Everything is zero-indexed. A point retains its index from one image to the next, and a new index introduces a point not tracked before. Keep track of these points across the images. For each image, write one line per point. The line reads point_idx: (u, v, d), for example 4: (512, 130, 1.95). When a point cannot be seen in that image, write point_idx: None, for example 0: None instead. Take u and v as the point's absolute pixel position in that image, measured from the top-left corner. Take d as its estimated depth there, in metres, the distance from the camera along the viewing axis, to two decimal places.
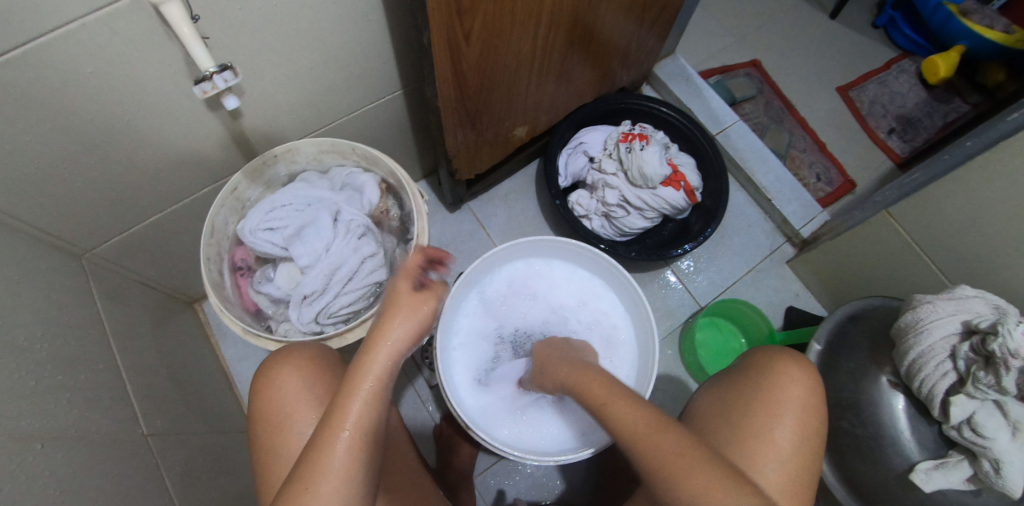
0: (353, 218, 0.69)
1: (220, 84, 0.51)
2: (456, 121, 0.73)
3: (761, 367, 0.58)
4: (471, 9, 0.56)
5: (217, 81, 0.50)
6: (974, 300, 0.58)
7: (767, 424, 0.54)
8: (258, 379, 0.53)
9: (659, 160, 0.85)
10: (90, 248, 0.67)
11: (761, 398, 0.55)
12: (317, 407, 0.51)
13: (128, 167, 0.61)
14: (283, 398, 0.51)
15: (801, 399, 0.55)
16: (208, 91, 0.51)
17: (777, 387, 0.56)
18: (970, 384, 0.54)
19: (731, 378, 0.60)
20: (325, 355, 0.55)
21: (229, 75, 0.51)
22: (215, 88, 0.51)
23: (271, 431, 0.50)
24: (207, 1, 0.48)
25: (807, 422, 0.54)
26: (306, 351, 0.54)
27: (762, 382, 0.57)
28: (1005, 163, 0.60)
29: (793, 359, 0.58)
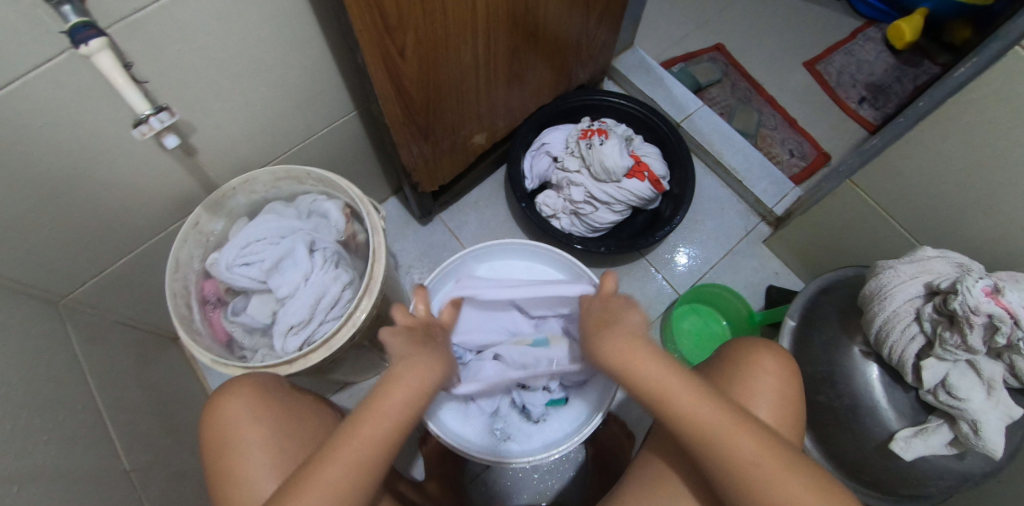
0: (327, 246, 0.66)
1: (158, 125, 0.51)
2: (408, 136, 0.74)
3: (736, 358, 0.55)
4: (401, 26, 0.57)
5: (154, 123, 0.50)
6: (936, 260, 0.56)
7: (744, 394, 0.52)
8: (210, 407, 0.54)
9: (620, 152, 0.86)
10: (66, 293, 0.69)
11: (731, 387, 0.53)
12: (262, 424, 0.52)
13: (92, 214, 0.62)
14: (226, 422, 0.52)
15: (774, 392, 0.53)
16: (145, 132, 0.51)
17: (749, 377, 0.53)
18: (938, 346, 0.53)
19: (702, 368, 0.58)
20: (273, 385, 0.56)
21: (165, 115, 0.51)
22: (152, 130, 0.51)
23: (217, 456, 0.52)
24: (142, 44, 0.50)
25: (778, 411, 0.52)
26: (255, 380, 0.55)
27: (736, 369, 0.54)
28: (955, 119, 0.59)
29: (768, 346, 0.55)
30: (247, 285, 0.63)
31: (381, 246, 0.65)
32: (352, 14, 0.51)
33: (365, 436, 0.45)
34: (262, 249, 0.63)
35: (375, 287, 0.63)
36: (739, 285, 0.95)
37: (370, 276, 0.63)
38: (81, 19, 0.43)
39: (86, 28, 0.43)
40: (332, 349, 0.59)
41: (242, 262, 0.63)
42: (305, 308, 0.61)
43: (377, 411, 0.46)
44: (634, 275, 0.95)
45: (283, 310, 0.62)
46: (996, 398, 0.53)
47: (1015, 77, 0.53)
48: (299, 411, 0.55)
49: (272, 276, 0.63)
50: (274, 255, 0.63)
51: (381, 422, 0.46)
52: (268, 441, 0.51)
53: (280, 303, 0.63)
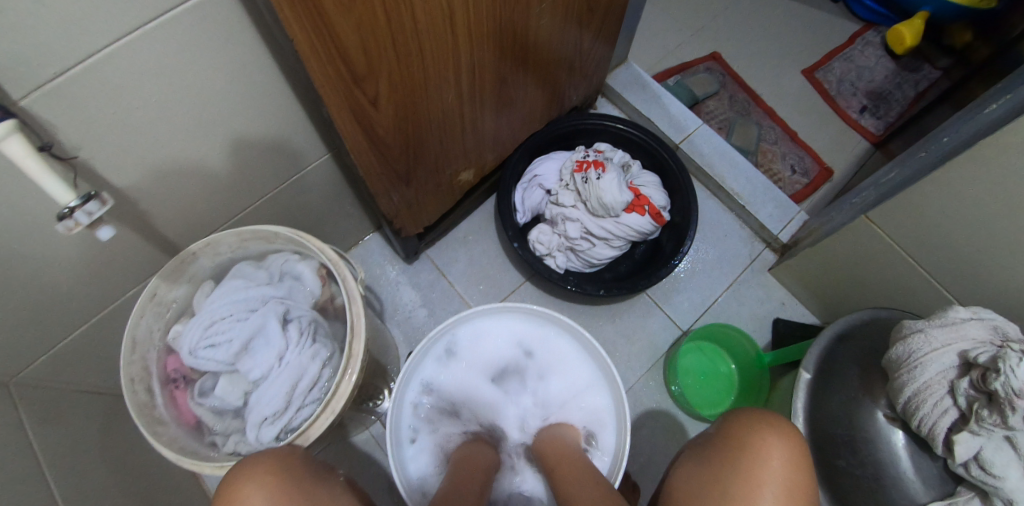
0: (303, 316, 0.59)
1: (85, 219, 0.42)
2: (388, 183, 0.68)
3: (736, 442, 0.51)
4: (373, 75, 0.50)
5: (79, 217, 0.42)
6: (969, 324, 0.52)
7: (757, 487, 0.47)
8: (222, 496, 0.46)
9: (618, 187, 0.80)
10: (15, 373, 0.61)
11: (738, 476, 0.48)
12: None
13: (33, 294, 0.55)
14: None
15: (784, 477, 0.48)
16: (72, 227, 0.42)
17: (755, 462, 0.49)
18: (973, 422, 0.49)
19: (703, 447, 0.54)
20: (295, 470, 0.48)
21: (94, 204, 0.43)
22: (79, 224, 0.42)
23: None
24: (68, 112, 0.42)
25: (792, 503, 0.47)
26: (262, 463, 0.48)
27: (739, 456, 0.50)
28: (986, 162, 0.55)
29: (773, 425, 0.51)
30: (214, 368, 0.56)
31: (361, 315, 0.58)
32: (311, 66, 0.44)
33: None
34: (229, 327, 0.56)
35: (357, 363, 0.57)
36: (745, 318, 0.90)
37: (351, 351, 0.57)
38: None
39: None
40: (309, 439, 0.54)
41: (207, 344, 0.56)
42: (280, 394, 0.55)
43: None
44: (635, 311, 0.90)
45: (256, 396, 0.56)
46: None
47: None
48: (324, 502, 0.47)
49: (242, 358, 0.56)
50: (243, 334, 0.56)
51: None
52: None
53: (253, 386, 0.57)
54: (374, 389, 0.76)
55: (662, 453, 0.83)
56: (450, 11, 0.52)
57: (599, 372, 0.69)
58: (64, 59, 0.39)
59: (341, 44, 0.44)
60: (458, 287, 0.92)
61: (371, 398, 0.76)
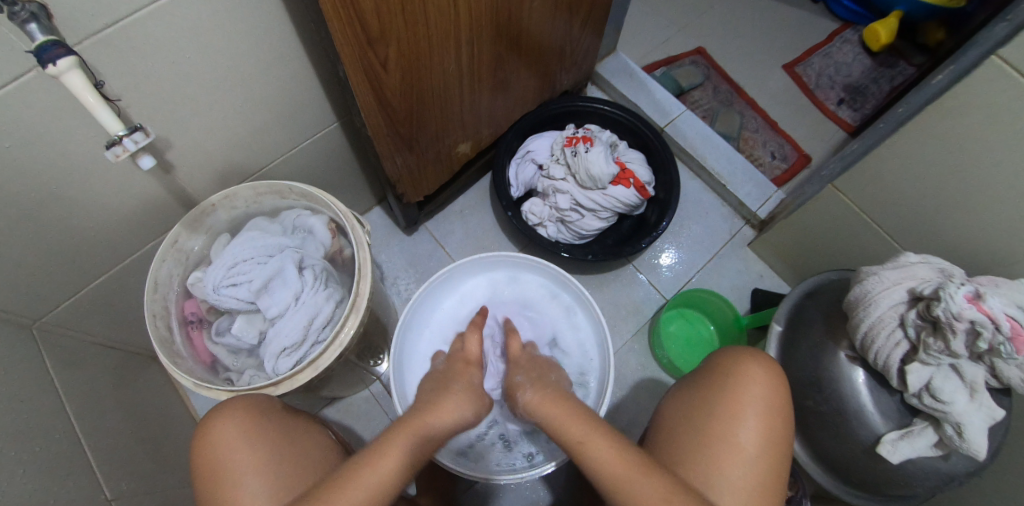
0: (316, 264, 0.64)
1: (132, 146, 0.49)
2: (392, 147, 0.73)
3: (723, 370, 0.55)
4: (382, 38, 0.56)
5: (127, 144, 0.48)
6: (918, 266, 0.58)
7: (721, 433, 0.51)
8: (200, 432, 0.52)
9: (605, 159, 0.86)
10: (40, 316, 0.66)
11: (720, 400, 0.53)
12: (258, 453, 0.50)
13: (65, 234, 0.60)
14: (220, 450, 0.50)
15: (764, 399, 0.53)
16: (119, 155, 0.48)
17: (738, 387, 0.53)
18: (922, 351, 0.54)
19: (691, 377, 0.59)
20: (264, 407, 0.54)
21: (139, 135, 0.49)
22: (126, 151, 0.49)
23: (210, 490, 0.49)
24: (112, 61, 0.48)
25: (769, 424, 0.52)
26: (246, 402, 0.53)
27: (725, 381, 0.54)
28: (933, 125, 0.61)
29: (754, 357, 0.55)
30: (235, 306, 0.61)
31: (367, 261, 0.63)
32: (332, 25, 0.50)
33: (390, 455, 0.45)
34: (250, 269, 0.62)
35: (362, 304, 0.62)
36: (725, 288, 0.95)
37: (357, 293, 0.61)
38: (47, 37, 0.41)
39: (53, 45, 0.41)
40: (319, 369, 0.58)
41: (230, 283, 0.61)
42: (297, 329, 0.60)
43: (393, 448, 0.45)
44: (622, 281, 0.95)
45: (274, 331, 0.61)
46: (978, 399, 0.54)
47: (990, 86, 0.54)
48: (292, 435, 0.54)
49: (262, 296, 0.61)
50: (262, 276, 0.61)
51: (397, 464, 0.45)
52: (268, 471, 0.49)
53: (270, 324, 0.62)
54: (375, 344, 0.81)
55: (646, 413, 0.87)
56: None
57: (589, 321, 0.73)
58: (115, 10, 0.45)
59: (358, 4, 0.50)
60: (455, 258, 0.97)
61: (370, 354, 0.81)
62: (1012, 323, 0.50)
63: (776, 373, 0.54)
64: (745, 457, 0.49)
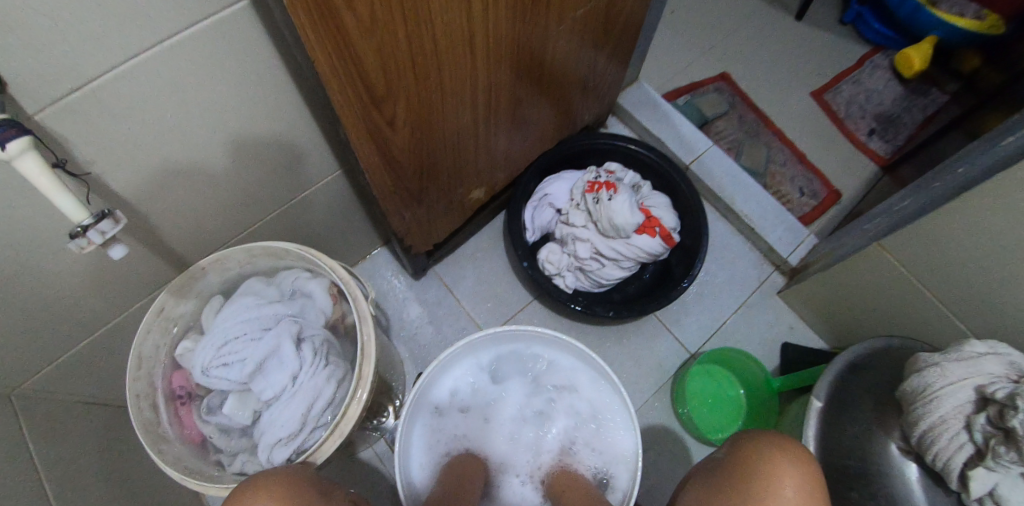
0: (315, 336, 0.60)
1: (98, 237, 0.42)
2: (400, 201, 0.68)
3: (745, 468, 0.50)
4: (388, 96, 0.50)
5: (93, 236, 0.42)
6: (985, 358, 0.52)
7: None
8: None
9: (629, 208, 0.80)
10: (18, 384, 0.61)
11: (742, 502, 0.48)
12: None
13: (40, 304, 0.55)
14: None
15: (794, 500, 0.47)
16: (84, 246, 0.42)
17: (766, 490, 0.48)
18: (990, 458, 0.49)
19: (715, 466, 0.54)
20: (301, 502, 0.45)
21: (109, 223, 0.42)
22: (92, 243, 0.42)
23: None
24: (82, 127, 0.42)
25: None
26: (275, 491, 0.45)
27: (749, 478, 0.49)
28: (1002, 196, 0.55)
29: (779, 451, 0.50)
30: (227, 387, 0.56)
31: (370, 338, 0.58)
32: (330, 88, 0.45)
33: None
34: (242, 347, 0.56)
35: (366, 385, 0.56)
36: (754, 342, 0.89)
37: (361, 373, 0.56)
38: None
39: (4, 127, 0.34)
40: (317, 461, 0.53)
41: (220, 363, 0.56)
42: (297, 414, 0.55)
43: None
44: (643, 333, 0.89)
45: (270, 416, 0.55)
46: None
47: None
48: None
49: (255, 378, 0.56)
50: (257, 355, 0.56)
51: None
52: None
53: (265, 406, 0.57)
54: (380, 406, 0.76)
55: (670, 479, 0.82)
56: (469, 33, 0.53)
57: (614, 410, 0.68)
58: (83, 73, 0.39)
59: (360, 64, 0.44)
60: (465, 304, 0.91)
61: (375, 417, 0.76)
62: None
63: (803, 462, 0.49)
64: None
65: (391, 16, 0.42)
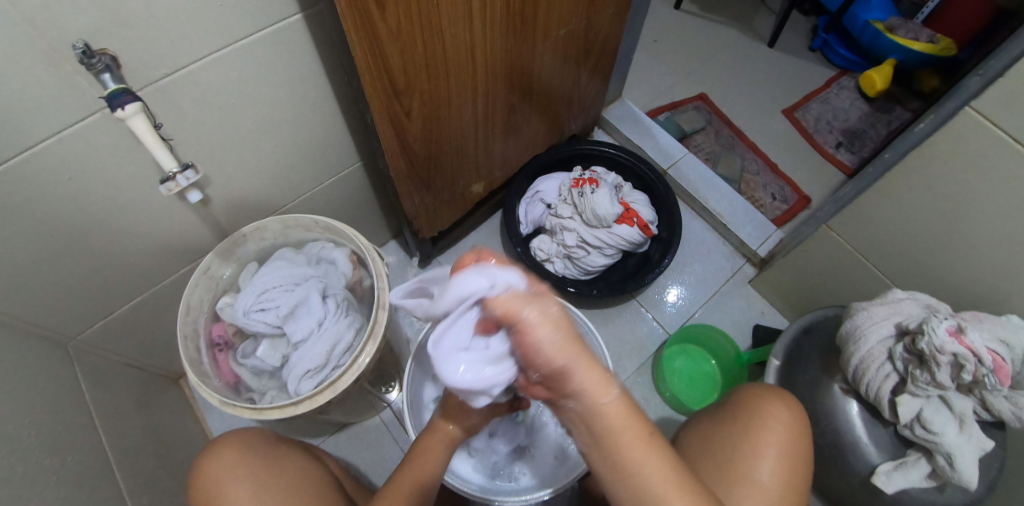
0: (338, 293, 0.70)
1: (183, 183, 0.56)
2: (411, 187, 0.80)
3: (750, 409, 0.57)
4: (407, 91, 0.63)
5: (180, 181, 0.56)
6: (905, 302, 0.61)
7: (744, 467, 0.52)
8: (196, 466, 0.56)
9: (610, 200, 0.91)
10: (76, 334, 0.71)
11: (744, 436, 0.55)
12: (248, 482, 0.54)
13: (108, 259, 0.66)
14: (218, 477, 0.55)
15: (785, 440, 0.54)
16: (172, 189, 0.56)
17: (763, 427, 0.55)
18: (910, 383, 0.57)
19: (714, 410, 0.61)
20: (257, 442, 0.58)
21: (191, 172, 0.57)
22: (179, 186, 0.56)
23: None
24: (168, 106, 0.55)
25: (789, 463, 0.53)
26: (238, 438, 0.58)
27: (750, 418, 0.56)
28: (915, 170, 0.65)
29: (780, 401, 0.57)
30: (263, 330, 0.67)
31: (384, 292, 0.68)
32: (364, 81, 0.57)
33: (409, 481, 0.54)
34: (278, 296, 0.67)
35: (379, 332, 0.65)
36: (728, 325, 0.98)
37: (374, 321, 0.66)
38: (119, 86, 0.48)
39: (125, 93, 0.48)
40: (336, 391, 0.62)
41: (259, 308, 0.67)
42: (321, 353, 0.65)
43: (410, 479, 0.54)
44: (626, 316, 0.98)
45: (299, 355, 0.66)
46: (968, 432, 0.55)
47: (963, 132, 0.58)
48: (284, 462, 0.57)
49: (287, 322, 0.67)
50: (290, 303, 0.67)
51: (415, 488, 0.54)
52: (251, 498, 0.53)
53: (294, 348, 0.67)
54: (388, 372, 0.85)
55: None
56: (472, 45, 0.65)
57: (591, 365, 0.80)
58: (176, 63, 0.52)
59: (387, 62, 0.57)
60: None
61: (383, 382, 0.85)
62: (993, 356, 0.52)
63: (793, 408, 0.57)
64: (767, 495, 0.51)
65: (411, 25, 0.55)
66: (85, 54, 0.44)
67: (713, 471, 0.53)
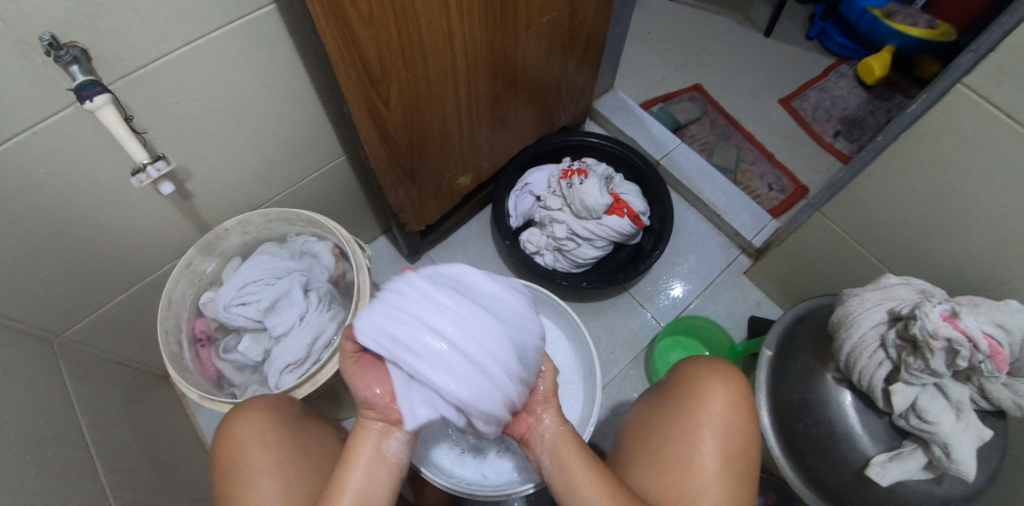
0: (320, 287, 0.69)
1: (154, 174, 0.55)
2: (394, 178, 0.78)
3: (684, 386, 0.54)
4: (385, 79, 0.62)
5: (151, 172, 0.55)
6: (898, 287, 0.59)
7: (677, 456, 0.50)
8: (220, 430, 0.54)
9: (599, 190, 0.90)
10: (61, 331, 0.71)
11: (682, 414, 0.52)
12: (273, 457, 0.52)
13: (90, 254, 0.66)
14: (236, 446, 0.52)
15: (723, 416, 0.51)
16: (143, 181, 0.55)
17: (698, 406, 0.52)
18: (904, 370, 0.55)
19: (656, 387, 0.58)
20: (287, 414, 0.56)
21: (161, 163, 0.56)
22: (149, 178, 0.55)
23: (223, 480, 0.52)
24: (142, 99, 0.54)
25: (733, 441, 0.50)
26: (268, 404, 0.56)
27: (686, 394, 0.53)
28: (909, 152, 0.63)
29: (719, 373, 0.53)
30: (244, 324, 0.66)
31: (365, 284, 0.67)
32: (338, 69, 0.56)
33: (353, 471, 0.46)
34: (259, 289, 0.67)
35: None
36: (723, 317, 0.96)
37: (355, 314, 0.65)
38: (86, 77, 0.47)
39: (92, 85, 0.47)
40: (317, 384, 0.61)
41: (240, 302, 0.66)
42: (302, 346, 0.64)
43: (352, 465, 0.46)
44: (619, 308, 0.97)
45: (280, 348, 0.65)
46: (964, 420, 0.53)
47: (957, 111, 0.56)
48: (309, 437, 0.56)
49: (268, 315, 0.66)
50: (270, 295, 0.66)
51: (360, 476, 0.46)
52: (272, 471, 0.51)
53: (276, 341, 0.66)
54: None
55: None
56: (451, 32, 0.64)
57: (579, 361, 0.79)
58: (148, 54, 0.51)
59: (362, 50, 0.56)
60: None
61: None
62: (989, 341, 0.50)
63: (737, 378, 0.53)
64: (700, 481, 0.48)
65: (386, 12, 0.54)
66: (52, 46, 0.43)
67: (644, 463, 0.51)
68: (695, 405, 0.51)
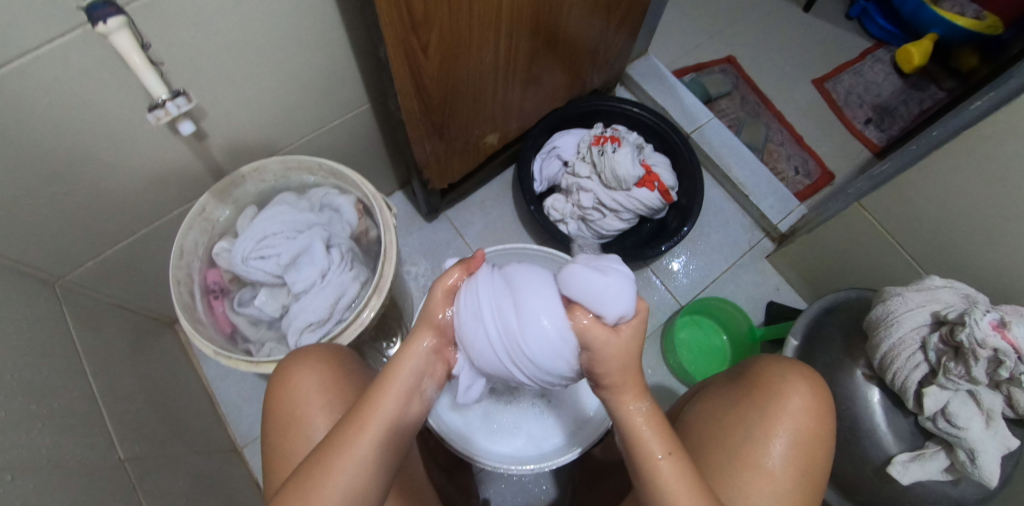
0: (342, 244, 0.65)
1: (173, 111, 0.50)
2: (422, 133, 0.74)
3: (767, 384, 0.52)
4: (425, 23, 0.56)
5: (170, 108, 0.49)
6: (943, 290, 0.58)
7: (756, 453, 0.49)
8: (277, 378, 0.52)
9: (631, 161, 0.86)
10: (63, 274, 0.67)
11: (759, 413, 0.51)
12: (328, 411, 0.49)
13: (96, 194, 0.61)
14: (295, 396, 0.50)
15: (804, 421, 0.50)
16: (161, 117, 0.50)
17: (779, 404, 0.51)
18: (941, 375, 0.54)
19: (723, 381, 0.57)
20: (347, 367, 0.53)
21: (183, 100, 0.50)
22: (168, 115, 0.50)
23: (279, 429, 0.50)
24: (160, 27, 0.48)
25: (803, 446, 0.50)
26: (325, 354, 0.53)
27: (769, 394, 0.51)
28: (968, 152, 0.60)
29: (805, 378, 0.52)
30: (262, 278, 0.63)
31: (392, 245, 0.63)
32: (379, 10, 0.50)
33: (378, 416, 0.42)
34: (279, 243, 0.63)
35: (386, 285, 0.61)
36: (741, 300, 0.96)
37: (381, 275, 0.62)
38: None
39: (104, 4, 0.41)
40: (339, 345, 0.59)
41: (258, 255, 0.63)
42: (324, 305, 0.61)
43: (375, 414, 0.42)
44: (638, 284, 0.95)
45: (300, 306, 0.62)
46: (993, 428, 0.53)
47: None
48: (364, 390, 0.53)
49: (288, 271, 0.63)
50: (290, 250, 0.62)
51: (387, 424, 0.42)
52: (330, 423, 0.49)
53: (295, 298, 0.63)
54: (392, 328, 0.82)
55: None
56: None
57: None
58: None
59: None
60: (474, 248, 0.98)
61: (386, 337, 0.82)
62: None
63: (820, 384, 0.53)
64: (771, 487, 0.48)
65: None
66: None
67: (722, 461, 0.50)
68: (778, 405, 0.50)
